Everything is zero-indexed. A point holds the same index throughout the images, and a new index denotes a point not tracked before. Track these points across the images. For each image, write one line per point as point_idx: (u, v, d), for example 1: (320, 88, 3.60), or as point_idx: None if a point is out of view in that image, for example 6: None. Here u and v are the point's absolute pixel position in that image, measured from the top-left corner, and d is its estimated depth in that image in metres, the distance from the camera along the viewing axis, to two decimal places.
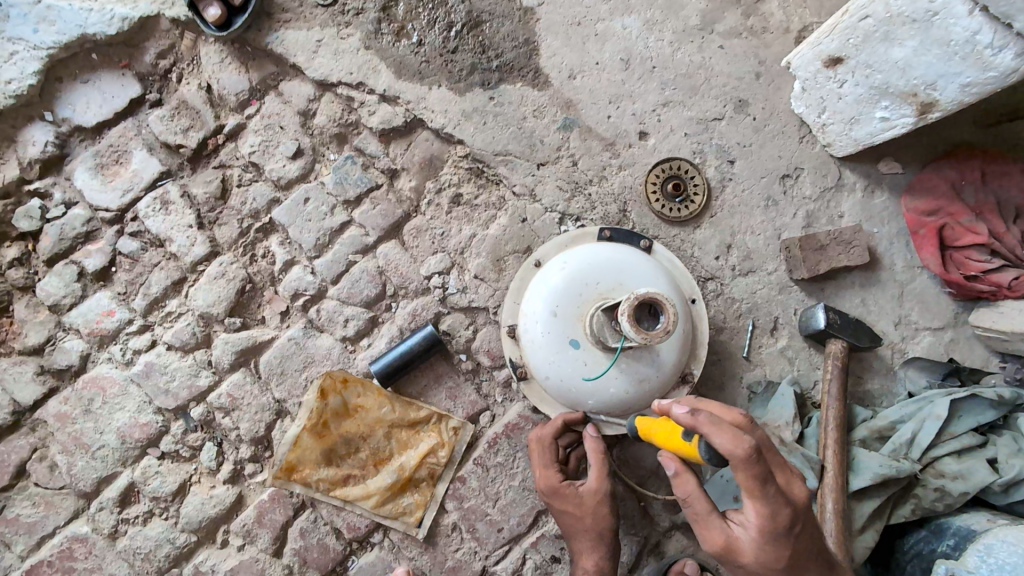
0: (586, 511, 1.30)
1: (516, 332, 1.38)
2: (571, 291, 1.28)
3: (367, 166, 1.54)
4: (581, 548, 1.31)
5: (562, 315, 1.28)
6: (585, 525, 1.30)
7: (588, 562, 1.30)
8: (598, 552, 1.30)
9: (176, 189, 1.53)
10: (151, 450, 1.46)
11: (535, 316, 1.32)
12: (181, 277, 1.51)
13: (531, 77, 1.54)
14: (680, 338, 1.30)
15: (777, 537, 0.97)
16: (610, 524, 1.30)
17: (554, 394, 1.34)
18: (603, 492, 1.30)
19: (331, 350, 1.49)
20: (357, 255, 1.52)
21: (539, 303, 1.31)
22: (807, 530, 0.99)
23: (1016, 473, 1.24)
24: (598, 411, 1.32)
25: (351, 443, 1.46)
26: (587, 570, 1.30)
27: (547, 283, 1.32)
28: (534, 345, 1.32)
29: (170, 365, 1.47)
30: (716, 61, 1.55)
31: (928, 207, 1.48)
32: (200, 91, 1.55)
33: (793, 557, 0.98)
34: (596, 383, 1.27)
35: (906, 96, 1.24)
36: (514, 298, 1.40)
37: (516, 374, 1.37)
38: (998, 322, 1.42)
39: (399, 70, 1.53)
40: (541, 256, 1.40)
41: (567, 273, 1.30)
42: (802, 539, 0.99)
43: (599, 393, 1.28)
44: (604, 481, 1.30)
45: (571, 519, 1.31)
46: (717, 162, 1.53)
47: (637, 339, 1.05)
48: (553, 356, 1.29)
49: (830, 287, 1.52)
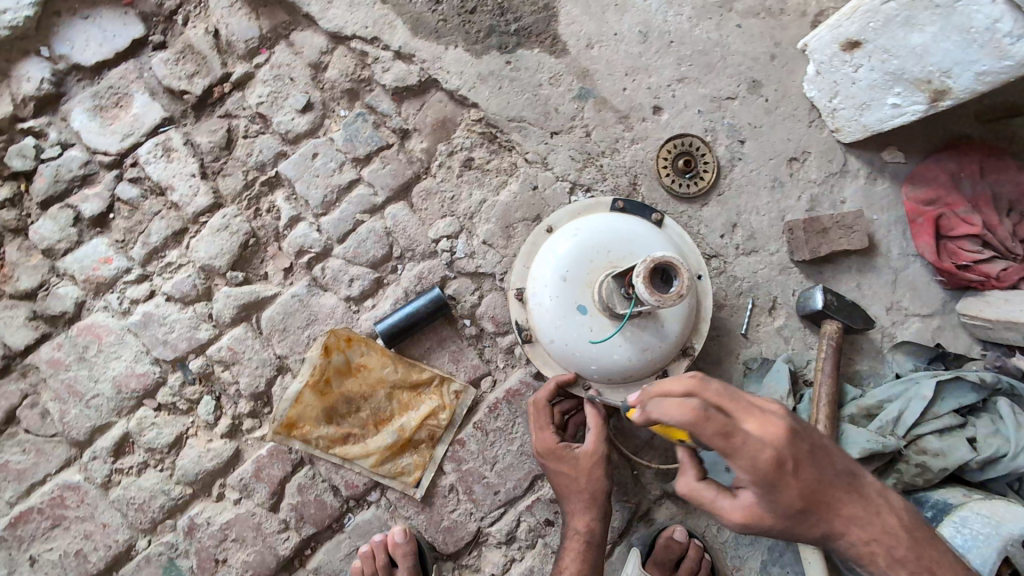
0: (583, 472, 1.32)
1: (524, 296, 1.40)
2: (582, 257, 1.29)
3: (378, 125, 1.52)
4: (575, 509, 1.34)
5: (572, 280, 1.29)
6: (581, 486, 1.32)
7: (581, 523, 1.33)
8: (592, 513, 1.33)
9: (179, 136, 1.49)
10: (147, 401, 1.44)
11: (544, 280, 1.33)
12: (182, 228, 1.47)
13: (548, 44, 1.53)
14: (685, 310, 1.32)
15: (774, 483, 0.96)
16: (605, 486, 1.33)
17: (558, 358, 1.35)
18: (600, 455, 1.32)
19: (335, 309, 1.48)
20: (364, 215, 1.50)
21: (549, 268, 1.32)
22: (805, 464, 0.98)
23: (993, 451, 1.29)
24: (600, 377, 1.34)
25: (352, 402, 1.46)
26: (580, 529, 1.33)
27: (558, 249, 1.33)
28: (542, 309, 1.33)
29: (169, 316, 1.45)
30: (732, 39, 1.56)
31: (927, 197, 1.52)
32: (207, 36, 1.51)
33: (804, 497, 0.98)
34: (601, 349, 1.29)
35: (919, 83, 1.27)
36: (523, 262, 1.41)
37: (522, 336, 1.39)
38: (984, 310, 1.48)
39: (416, 28, 1.50)
40: (553, 223, 1.41)
41: (579, 240, 1.31)
42: (803, 474, 0.97)
43: (602, 358, 1.30)
44: (601, 444, 1.33)
45: (567, 480, 1.33)
46: (727, 142, 1.55)
47: (650, 303, 1.06)
48: (560, 320, 1.30)
49: (828, 270, 1.56)
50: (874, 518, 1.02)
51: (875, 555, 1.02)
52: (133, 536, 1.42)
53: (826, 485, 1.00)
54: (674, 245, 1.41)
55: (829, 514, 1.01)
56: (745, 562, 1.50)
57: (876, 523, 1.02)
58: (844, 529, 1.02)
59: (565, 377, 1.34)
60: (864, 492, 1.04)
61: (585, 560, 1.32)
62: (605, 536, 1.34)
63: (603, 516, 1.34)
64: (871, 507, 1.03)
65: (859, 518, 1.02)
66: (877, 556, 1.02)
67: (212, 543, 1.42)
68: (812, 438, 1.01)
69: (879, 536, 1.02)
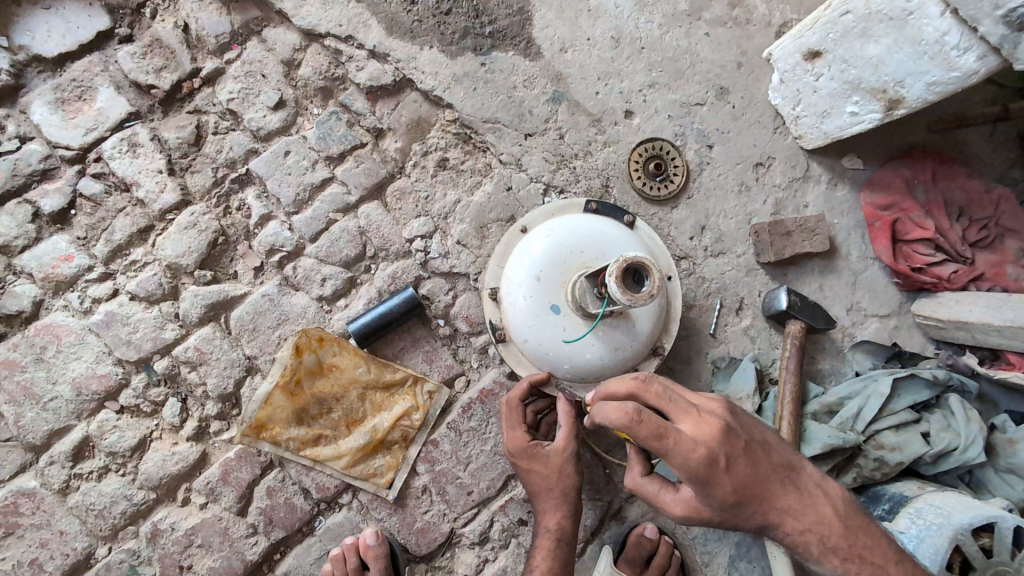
0: (552, 469, 1.33)
1: (498, 295, 1.40)
2: (555, 257, 1.31)
3: (352, 123, 1.51)
4: (546, 506, 1.35)
5: (546, 279, 1.30)
6: (551, 483, 1.34)
7: (552, 520, 1.34)
8: (562, 510, 1.34)
9: (145, 131, 1.46)
10: (109, 404, 1.40)
11: (518, 280, 1.34)
12: (148, 225, 1.44)
13: (523, 47, 1.55)
14: (656, 310, 1.35)
15: (709, 481, 0.97)
16: (576, 483, 1.34)
17: (531, 357, 1.36)
18: (570, 451, 1.34)
19: (307, 309, 1.47)
20: (337, 214, 1.49)
21: (523, 267, 1.34)
22: (739, 460, 0.99)
23: (945, 445, 1.34)
24: (571, 376, 1.35)
25: (324, 403, 1.44)
26: (550, 527, 1.34)
27: (532, 249, 1.34)
28: (515, 308, 1.34)
29: (133, 315, 1.41)
30: (701, 47, 1.60)
31: (884, 202, 1.58)
32: (176, 29, 1.48)
33: (739, 492, 1.00)
34: (574, 348, 1.30)
35: (875, 92, 1.33)
36: (497, 262, 1.42)
37: (495, 335, 1.40)
38: (937, 310, 1.54)
39: (391, 27, 1.51)
40: (528, 223, 1.42)
41: (553, 240, 1.33)
42: (736, 471, 0.99)
43: (575, 357, 1.31)
44: (571, 442, 1.34)
45: (538, 478, 1.34)
46: (696, 146, 1.60)
47: (622, 301, 1.08)
48: (534, 319, 1.31)
49: (792, 272, 1.61)
50: (809, 510, 1.05)
51: (809, 543, 1.05)
52: (92, 544, 1.37)
53: (759, 479, 1.02)
54: (646, 246, 1.43)
55: (763, 507, 1.03)
56: (713, 558, 1.53)
57: (810, 513, 1.05)
58: (779, 520, 1.05)
59: (536, 377, 1.36)
60: (800, 484, 1.06)
61: (554, 557, 1.32)
62: (575, 533, 1.36)
63: (573, 513, 1.34)
64: (806, 498, 1.05)
65: (793, 510, 1.04)
66: (812, 544, 1.05)
67: (177, 549, 1.38)
68: (747, 433, 1.02)
69: (813, 526, 1.05)
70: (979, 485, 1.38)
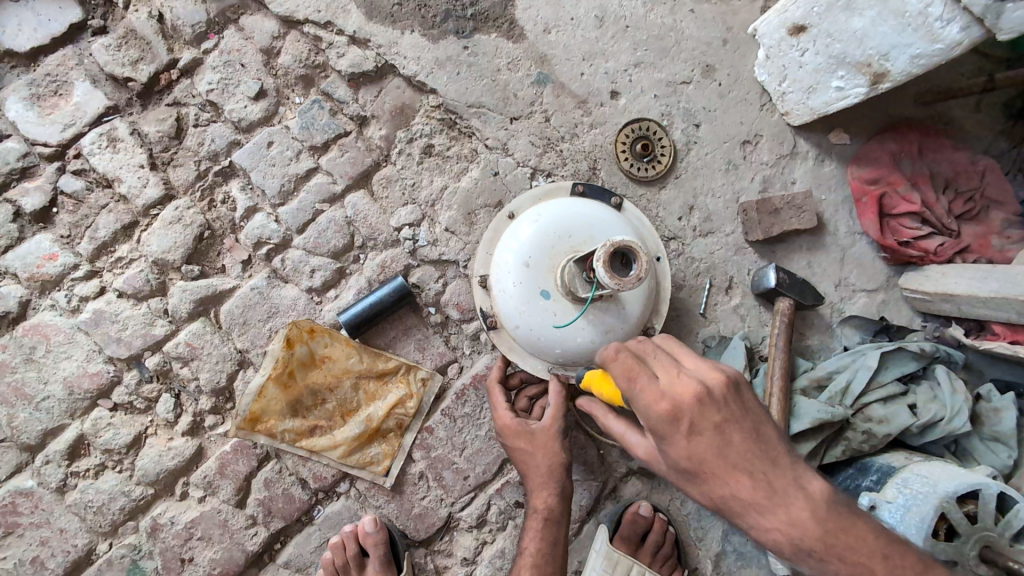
0: (539, 447, 1.35)
1: (487, 282, 1.40)
2: (542, 242, 1.30)
3: (335, 112, 1.50)
4: (534, 485, 1.37)
5: (534, 265, 1.29)
6: (538, 463, 1.36)
7: (540, 500, 1.36)
8: (549, 488, 1.35)
9: (125, 126, 1.44)
10: (102, 402, 1.39)
11: (507, 266, 1.33)
12: (132, 221, 1.43)
13: (506, 29, 1.53)
14: (646, 291, 1.34)
15: (661, 433, 0.93)
16: (563, 461, 1.36)
17: (523, 343, 1.36)
18: (556, 429, 1.36)
19: (297, 300, 1.46)
20: (324, 205, 1.48)
21: (511, 254, 1.33)
22: (705, 430, 0.90)
23: (931, 416, 1.36)
24: (564, 360, 1.35)
25: (318, 393, 1.44)
26: (538, 508, 1.36)
27: (520, 235, 1.33)
28: (505, 295, 1.34)
29: (121, 313, 1.40)
30: (686, 25, 1.59)
31: (871, 176, 1.58)
32: (151, 20, 1.45)
33: (696, 460, 0.91)
34: (564, 333, 1.30)
35: (860, 66, 1.32)
36: (486, 249, 1.41)
37: (487, 323, 1.39)
38: (923, 284, 1.55)
39: (370, 12, 1.48)
40: (515, 209, 1.41)
41: (541, 226, 1.32)
42: (697, 439, 0.90)
43: (566, 342, 1.31)
44: (559, 421, 1.36)
45: (525, 457, 1.36)
46: (683, 125, 1.59)
47: (610, 286, 1.07)
48: (524, 305, 1.30)
49: (780, 249, 1.62)
50: (786, 509, 0.88)
51: (781, 544, 0.89)
52: (92, 541, 1.38)
53: (718, 461, 0.89)
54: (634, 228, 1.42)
55: (723, 488, 0.90)
56: (707, 533, 1.55)
57: (785, 514, 0.88)
58: (744, 512, 0.90)
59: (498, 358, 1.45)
60: (780, 485, 0.89)
61: (543, 538, 1.34)
62: (565, 513, 1.37)
63: (561, 493, 1.36)
64: (783, 499, 0.88)
65: (761, 506, 0.88)
66: (783, 546, 0.89)
67: (177, 542, 1.40)
68: (729, 411, 0.90)
69: (786, 527, 0.88)
70: (965, 454, 1.40)
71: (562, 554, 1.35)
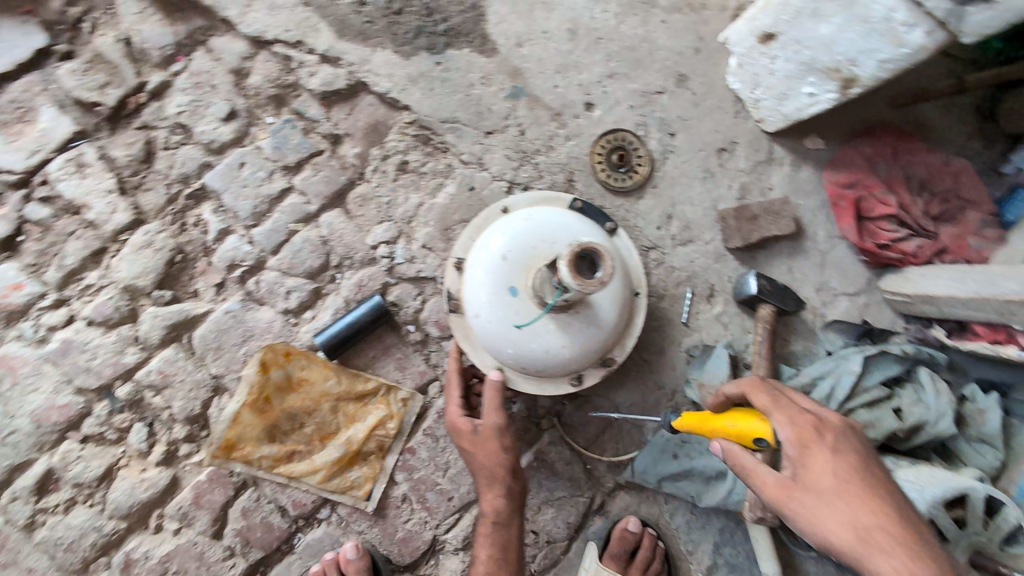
0: (480, 448, 1.29)
1: (463, 265, 1.36)
2: (525, 242, 1.28)
3: (308, 131, 1.49)
4: (481, 487, 1.31)
5: (511, 261, 1.27)
6: (481, 463, 1.29)
7: (487, 502, 1.30)
8: (495, 490, 1.29)
9: (93, 150, 1.42)
10: (72, 434, 1.35)
11: (485, 253, 1.31)
12: (101, 247, 1.40)
13: (478, 43, 1.53)
14: (613, 317, 1.31)
15: (806, 445, 1.01)
16: (506, 458, 1.29)
17: (478, 334, 1.31)
18: (496, 426, 1.29)
19: (272, 323, 1.43)
20: (298, 224, 1.47)
21: (496, 242, 1.30)
22: (843, 449, 1.01)
23: (916, 419, 1.35)
24: (514, 363, 1.30)
25: (295, 418, 1.41)
26: (485, 511, 1.30)
27: (506, 229, 1.31)
28: (476, 282, 1.30)
29: (91, 341, 1.36)
30: (658, 35, 1.59)
31: (845, 180, 1.59)
32: (118, 43, 1.44)
33: (864, 481, 0.97)
34: (521, 335, 1.26)
35: (830, 72, 1.32)
36: (471, 234, 1.38)
37: (449, 304, 1.35)
38: (904, 287, 1.55)
39: (341, 29, 1.48)
40: (511, 205, 1.39)
41: (531, 225, 1.30)
42: (840, 454, 1.00)
43: (520, 345, 1.27)
44: (496, 417, 1.29)
45: (469, 457, 1.30)
46: (659, 135, 1.59)
47: (572, 286, 1.03)
48: (491, 295, 1.27)
49: (760, 256, 1.61)
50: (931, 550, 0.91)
51: None
52: None
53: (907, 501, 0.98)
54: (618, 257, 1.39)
55: (855, 506, 0.94)
56: (698, 546, 1.52)
57: (905, 551, 0.90)
58: (870, 538, 0.92)
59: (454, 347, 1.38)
60: (920, 527, 0.93)
61: (495, 542, 1.29)
62: (514, 513, 1.31)
63: (508, 492, 1.30)
64: (926, 540, 0.92)
65: (901, 537, 0.91)
66: None
67: None
68: (862, 447, 1.02)
69: (908, 563, 0.88)
70: (952, 456, 1.39)
71: (518, 555, 1.30)
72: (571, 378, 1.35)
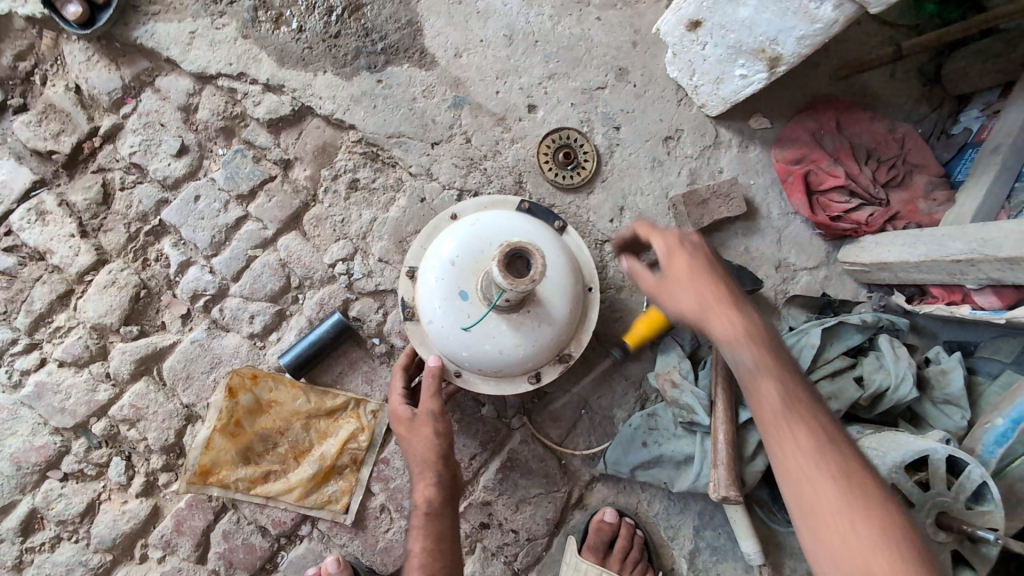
0: (415, 434, 1.27)
1: (415, 273, 1.38)
2: (473, 245, 1.31)
3: (258, 159, 1.53)
4: (413, 476, 1.27)
5: (460, 265, 1.29)
6: (416, 450, 1.26)
7: (419, 492, 1.24)
8: (427, 479, 1.25)
9: (52, 198, 1.47)
10: (51, 473, 1.39)
11: (436, 260, 1.33)
12: (67, 289, 1.44)
13: (417, 58, 1.57)
14: (565, 312, 1.33)
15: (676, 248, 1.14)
16: (439, 446, 1.26)
17: (433, 339, 1.33)
18: (430, 412, 1.27)
19: (239, 348, 1.47)
20: (256, 250, 1.50)
21: (446, 247, 1.33)
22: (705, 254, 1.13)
23: (877, 386, 1.36)
24: (471, 365, 1.32)
25: (269, 439, 1.44)
26: (417, 502, 1.24)
27: (453, 234, 1.34)
28: (429, 288, 1.33)
29: (63, 382, 1.41)
30: (594, 32, 1.62)
31: (794, 156, 1.59)
32: (68, 93, 1.49)
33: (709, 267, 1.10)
34: (474, 337, 1.29)
35: (756, 52, 1.34)
36: (421, 243, 1.40)
37: (404, 313, 1.37)
38: (860, 255, 1.55)
39: (282, 58, 1.52)
40: (458, 211, 1.42)
41: (478, 230, 1.33)
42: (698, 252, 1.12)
43: (474, 347, 1.29)
44: (431, 402, 1.27)
45: (406, 444, 1.28)
46: (604, 130, 1.61)
47: (505, 285, 1.06)
48: (442, 300, 1.30)
49: (716, 239, 1.62)
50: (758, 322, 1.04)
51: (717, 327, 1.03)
52: None
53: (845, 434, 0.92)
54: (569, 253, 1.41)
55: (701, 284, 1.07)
56: (679, 532, 1.53)
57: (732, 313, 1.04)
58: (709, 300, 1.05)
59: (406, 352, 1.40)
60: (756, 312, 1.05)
61: (426, 534, 1.20)
62: (449, 505, 1.25)
63: (440, 481, 1.24)
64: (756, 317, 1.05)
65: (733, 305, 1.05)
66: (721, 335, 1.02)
67: None
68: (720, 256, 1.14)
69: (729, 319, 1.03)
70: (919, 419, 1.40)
71: (449, 548, 1.20)
72: (529, 376, 1.37)
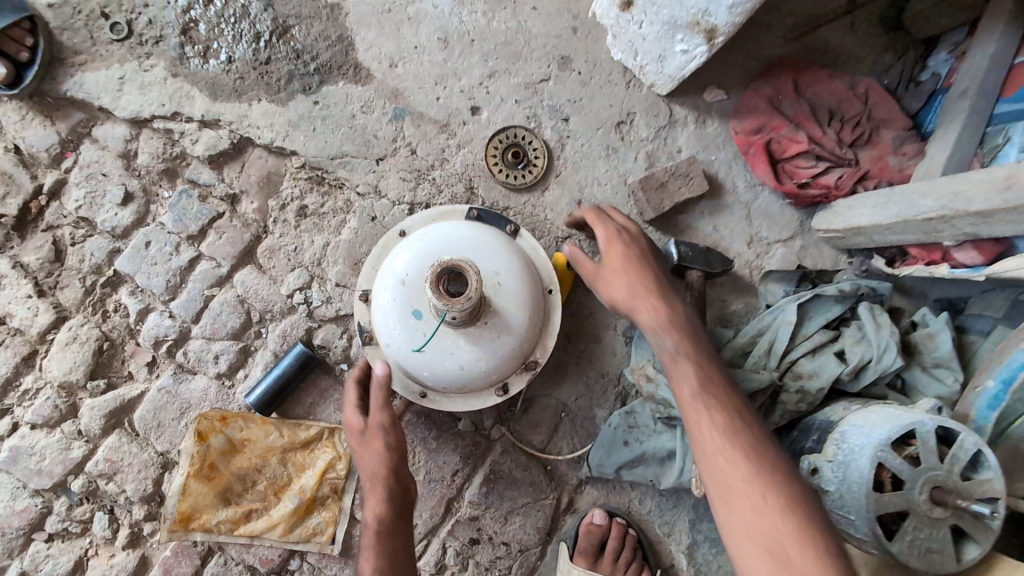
0: (367, 449, 1.24)
1: (370, 296, 1.35)
2: (422, 262, 1.28)
3: (204, 197, 1.50)
4: (365, 493, 1.23)
5: (410, 284, 1.26)
6: (367, 466, 1.23)
7: (370, 510, 1.21)
8: (380, 497, 1.22)
9: (5, 261, 1.46)
10: (37, 535, 1.40)
11: (388, 280, 1.30)
12: (30, 351, 1.44)
13: (352, 74, 1.53)
14: (525, 319, 1.29)
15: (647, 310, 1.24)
16: (389, 462, 1.23)
17: (393, 362, 1.30)
18: (380, 425, 1.24)
19: (207, 390, 1.46)
20: (213, 289, 1.49)
21: (396, 266, 1.30)
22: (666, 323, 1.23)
23: (859, 359, 1.29)
24: (434, 383, 1.29)
25: (247, 477, 1.43)
26: (369, 520, 1.21)
27: (402, 252, 1.31)
28: (383, 310, 1.30)
29: (37, 444, 1.41)
30: (531, 23, 1.56)
31: (752, 126, 1.52)
32: (6, 153, 1.47)
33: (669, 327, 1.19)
34: (432, 356, 1.25)
35: (691, 26, 1.27)
36: (373, 263, 1.37)
37: (362, 336, 1.34)
38: (834, 222, 1.49)
39: (214, 91, 1.49)
40: (407, 226, 1.38)
41: (426, 245, 1.30)
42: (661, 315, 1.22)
43: (434, 365, 1.26)
44: (382, 416, 1.24)
45: (358, 459, 1.24)
46: (552, 123, 1.55)
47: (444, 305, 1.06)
48: (396, 321, 1.27)
49: (682, 221, 1.57)
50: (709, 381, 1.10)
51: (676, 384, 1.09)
52: None
53: (777, 467, 0.94)
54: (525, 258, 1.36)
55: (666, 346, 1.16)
56: (674, 527, 1.49)
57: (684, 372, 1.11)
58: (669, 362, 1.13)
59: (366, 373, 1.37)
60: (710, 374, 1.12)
61: (380, 554, 1.17)
62: (401, 524, 1.22)
63: (391, 499, 1.22)
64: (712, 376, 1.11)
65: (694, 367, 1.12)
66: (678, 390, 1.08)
67: None
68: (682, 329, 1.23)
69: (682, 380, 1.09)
70: (909, 388, 1.33)
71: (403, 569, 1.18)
72: (496, 388, 1.34)
